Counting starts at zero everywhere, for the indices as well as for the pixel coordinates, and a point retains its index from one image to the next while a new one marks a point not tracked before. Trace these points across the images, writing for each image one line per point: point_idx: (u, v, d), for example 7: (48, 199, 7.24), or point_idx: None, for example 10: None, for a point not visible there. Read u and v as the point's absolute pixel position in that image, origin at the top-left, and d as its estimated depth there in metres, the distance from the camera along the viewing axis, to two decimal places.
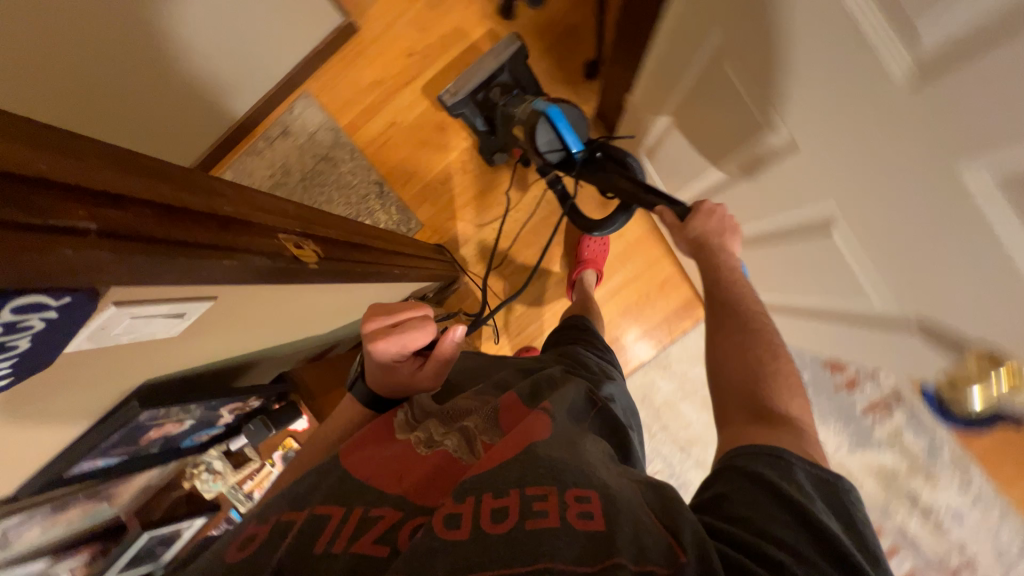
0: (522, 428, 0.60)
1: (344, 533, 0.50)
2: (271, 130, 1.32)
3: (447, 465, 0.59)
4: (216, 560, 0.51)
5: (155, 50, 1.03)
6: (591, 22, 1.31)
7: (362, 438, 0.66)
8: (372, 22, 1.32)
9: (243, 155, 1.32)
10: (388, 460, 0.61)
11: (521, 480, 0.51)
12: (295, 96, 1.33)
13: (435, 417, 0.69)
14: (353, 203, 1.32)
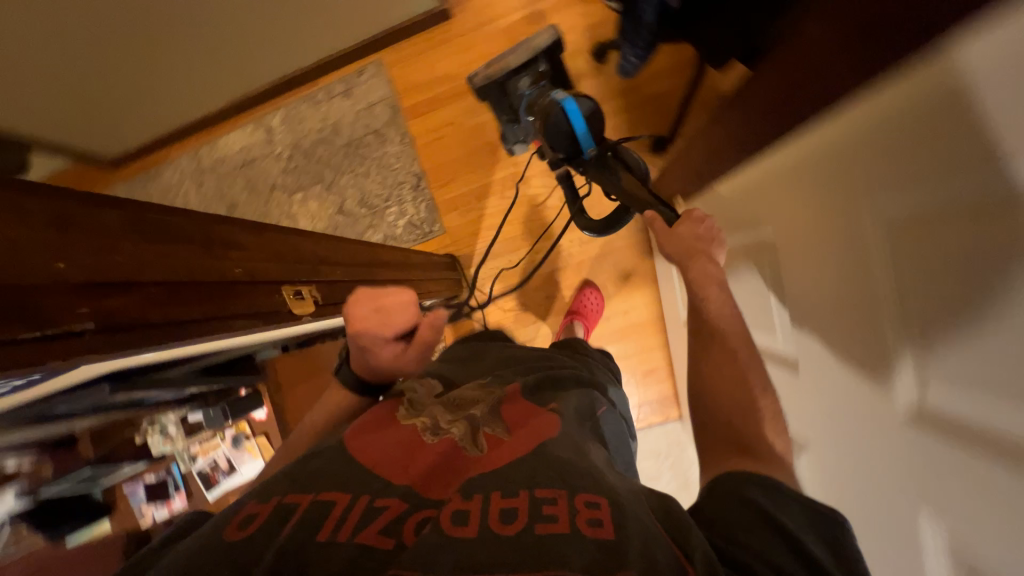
0: (533, 427, 0.60)
1: (349, 522, 0.47)
2: (335, 86, 1.36)
3: (455, 452, 0.58)
4: (212, 535, 0.47)
5: None
6: (679, 96, 1.19)
7: (369, 423, 0.65)
8: (465, 16, 1.30)
9: (301, 100, 1.38)
10: (396, 443, 0.59)
11: (532, 482, 0.50)
12: (369, 60, 1.35)
13: (439, 406, 0.68)
14: (386, 185, 1.34)
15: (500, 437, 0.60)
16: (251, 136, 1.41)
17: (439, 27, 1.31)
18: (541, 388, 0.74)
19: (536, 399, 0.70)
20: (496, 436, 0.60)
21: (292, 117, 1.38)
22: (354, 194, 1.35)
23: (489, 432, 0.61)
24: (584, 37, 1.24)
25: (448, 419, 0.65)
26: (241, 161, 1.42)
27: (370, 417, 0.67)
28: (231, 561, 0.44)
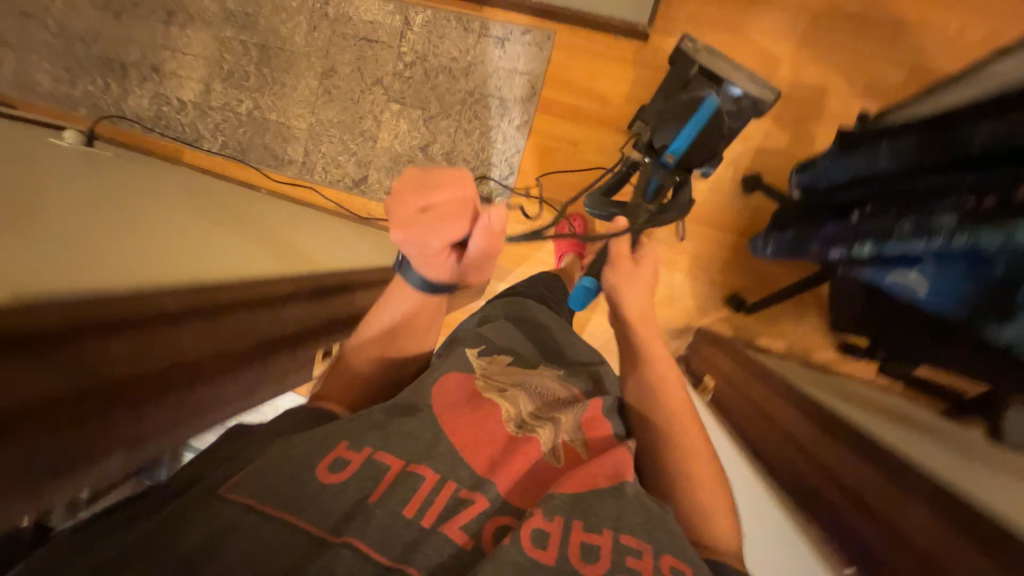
0: (614, 457, 0.52)
1: (433, 506, 0.43)
2: (494, 26, 1.22)
3: (540, 463, 0.49)
4: (292, 468, 0.44)
5: None
6: (789, 272, 1.13)
7: (449, 395, 0.55)
8: (658, 49, 1.16)
9: (454, 16, 1.24)
10: (479, 420, 0.51)
11: (620, 520, 0.45)
12: (541, 24, 1.21)
13: (523, 391, 0.57)
14: (478, 158, 1.26)
15: (584, 460, 0.52)
16: (386, 14, 1.28)
17: (628, 42, 1.17)
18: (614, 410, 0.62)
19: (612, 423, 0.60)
20: (580, 456, 0.52)
21: (433, 28, 1.26)
22: (446, 144, 1.28)
23: (570, 446, 0.53)
24: (750, 155, 1.12)
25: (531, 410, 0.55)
26: (363, 33, 1.30)
27: (450, 381, 0.57)
28: (322, 508, 0.41)
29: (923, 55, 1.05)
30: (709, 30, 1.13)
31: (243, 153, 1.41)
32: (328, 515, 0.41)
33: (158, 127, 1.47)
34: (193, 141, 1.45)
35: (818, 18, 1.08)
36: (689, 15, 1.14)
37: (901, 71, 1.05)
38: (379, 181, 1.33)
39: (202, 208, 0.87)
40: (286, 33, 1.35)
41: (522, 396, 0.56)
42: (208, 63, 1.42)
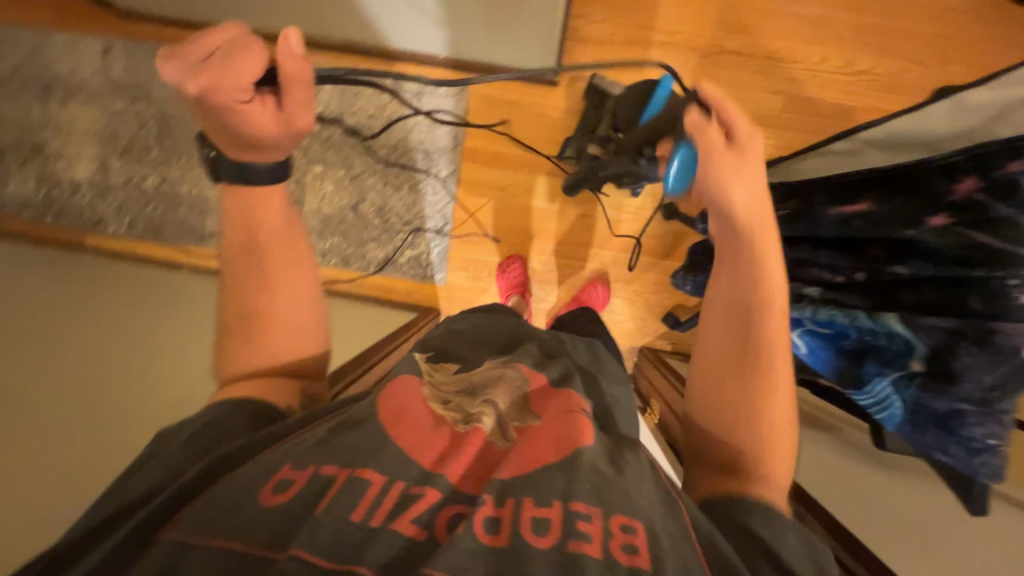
0: (563, 426, 0.53)
1: (382, 506, 0.44)
2: (405, 80, 1.23)
3: (488, 449, 0.50)
4: (242, 496, 0.44)
5: None
6: None
7: (397, 401, 0.55)
8: (567, 92, 1.22)
9: (363, 71, 1.23)
10: (426, 427, 0.52)
11: (566, 490, 0.46)
12: (451, 75, 1.23)
13: (465, 392, 0.58)
14: (408, 213, 1.27)
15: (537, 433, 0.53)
16: None
17: (538, 87, 1.23)
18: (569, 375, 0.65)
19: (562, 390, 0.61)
20: (532, 429, 0.53)
21: (346, 89, 1.25)
22: (376, 201, 1.27)
23: (523, 426, 0.53)
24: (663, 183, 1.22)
25: (479, 400, 0.56)
26: None
27: (397, 390, 0.57)
28: (270, 530, 0.42)
29: (796, 83, 1.18)
30: (612, 71, 1.21)
31: (154, 230, 1.32)
32: (277, 534, 0.42)
33: (51, 211, 1.33)
34: (94, 223, 1.33)
35: (705, 57, 1.19)
36: (592, 60, 1.21)
37: (779, 97, 1.19)
38: (311, 245, 1.29)
39: (125, 367, 0.93)
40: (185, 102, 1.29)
41: (466, 399, 0.57)
42: (100, 139, 1.31)
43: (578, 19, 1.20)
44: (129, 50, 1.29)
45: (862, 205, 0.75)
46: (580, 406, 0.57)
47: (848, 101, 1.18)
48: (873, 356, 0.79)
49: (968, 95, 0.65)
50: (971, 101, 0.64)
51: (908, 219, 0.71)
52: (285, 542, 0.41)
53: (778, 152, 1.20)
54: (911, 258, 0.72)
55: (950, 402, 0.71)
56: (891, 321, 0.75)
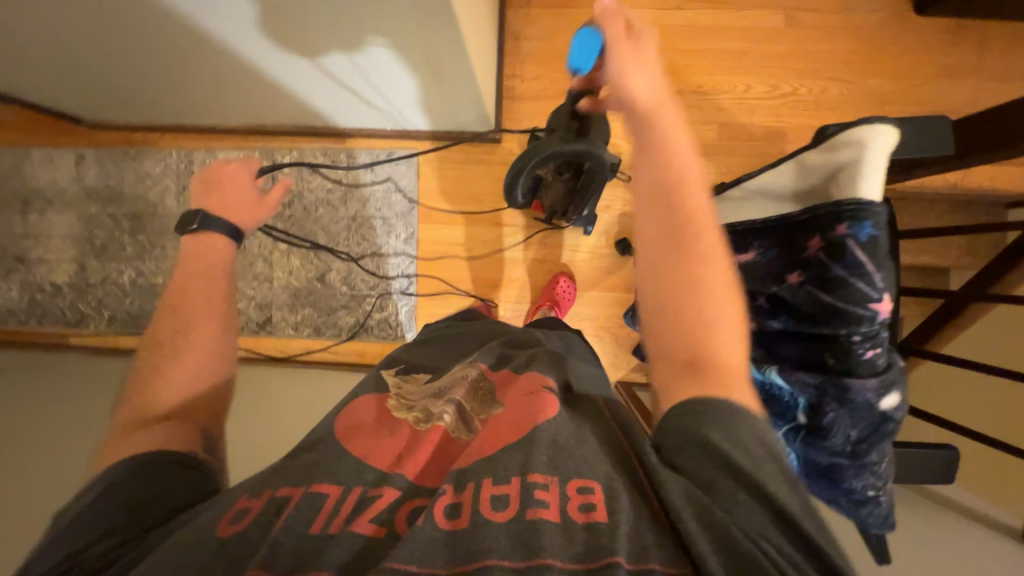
0: (524, 407, 0.54)
1: (340, 514, 0.45)
2: (358, 154, 1.30)
3: (450, 442, 0.53)
4: (203, 528, 0.44)
5: (311, 85, 1.02)
6: None
7: (357, 418, 0.59)
8: (512, 145, 1.28)
9: (318, 152, 1.31)
10: (386, 434, 0.55)
11: (524, 463, 0.47)
12: (401, 145, 1.30)
13: (432, 396, 0.62)
14: (371, 279, 1.32)
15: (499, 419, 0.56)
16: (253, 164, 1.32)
17: (484, 145, 1.29)
18: (533, 360, 0.68)
19: (530, 372, 0.63)
20: (494, 416, 0.56)
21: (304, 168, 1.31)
22: (342, 271, 1.32)
23: (487, 416, 0.56)
24: (615, 220, 1.26)
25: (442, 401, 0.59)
26: None
27: (360, 410, 0.61)
28: (227, 555, 0.42)
29: (726, 112, 1.23)
30: None
31: (133, 322, 1.37)
32: (234, 558, 0.42)
33: (35, 316, 1.39)
34: (76, 322, 1.38)
35: None
36: (530, 113, 1.27)
37: (714, 128, 1.24)
38: (284, 320, 1.33)
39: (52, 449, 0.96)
40: (155, 198, 1.36)
41: (429, 403, 0.60)
42: (77, 243, 1.38)
43: (513, 78, 1.27)
44: (100, 158, 1.37)
45: (751, 252, 0.71)
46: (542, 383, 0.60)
47: (779, 123, 1.23)
48: (770, 406, 0.72)
49: (806, 155, 0.63)
50: (810, 163, 0.62)
51: (777, 271, 0.67)
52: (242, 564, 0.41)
53: (721, 178, 1.24)
54: (781, 313, 0.67)
55: (826, 458, 0.65)
56: (765, 368, 0.70)
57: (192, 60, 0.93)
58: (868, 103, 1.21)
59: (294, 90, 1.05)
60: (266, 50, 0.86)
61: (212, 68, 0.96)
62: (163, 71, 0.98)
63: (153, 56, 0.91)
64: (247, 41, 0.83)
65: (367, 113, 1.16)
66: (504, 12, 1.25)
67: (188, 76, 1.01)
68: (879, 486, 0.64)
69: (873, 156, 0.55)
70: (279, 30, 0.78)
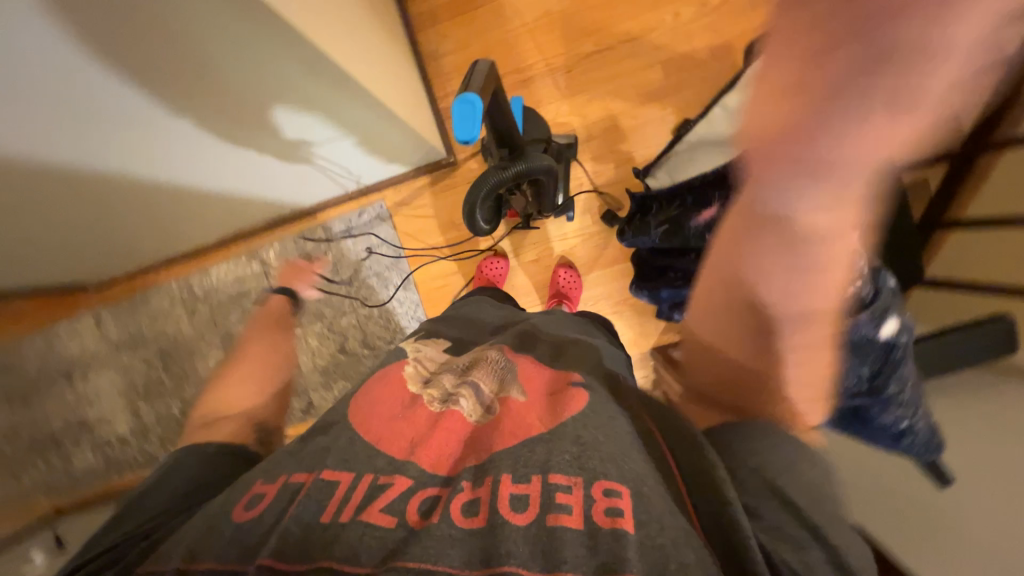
0: (552, 401, 0.55)
1: (351, 502, 0.48)
2: (333, 225, 1.33)
3: (467, 425, 0.56)
4: (219, 517, 0.50)
5: (254, 180, 1.03)
6: None
7: (371, 398, 0.62)
8: (469, 161, 1.28)
9: (297, 236, 1.35)
10: (399, 416, 0.58)
11: (545, 463, 0.48)
12: (368, 201, 1.31)
13: (451, 370, 0.65)
14: (388, 331, 1.34)
15: (520, 400, 0.57)
16: (244, 268, 1.37)
17: (443, 172, 1.29)
18: (556, 350, 0.68)
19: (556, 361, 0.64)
20: (514, 400, 0.57)
21: (290, 253, 1.35)
22: (358, 334, 1.35)
23: (506, 396, 0.57)
24: (593, 197, 1.23)
25: (458, 382, 0.62)
26: (235, 291, 1.39)
27: (381, 390, 0.63)
28: (242, 544, 0.48)
29: (665, 49, 1.18)
30: None
31: None
32: (247, 547, 0.47)
33: (111, 471, 1.48)
34: (147, 463, 1.48)
35: (570, 69, 1.21)
36: None
37: (658, 69, 1.19)
38: (325, 398, 1.38)
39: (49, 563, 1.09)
40: (173, 331, 1.44)
41: (446, 377, 0.64)
42: (123, 394, 1.47)
43: (446, 98, 1.26)
44: (115, 313, 1.45)
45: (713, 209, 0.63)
46: (570, 377, 0.60)
47: (721, 37, 1.16)
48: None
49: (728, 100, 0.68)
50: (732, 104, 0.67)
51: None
52: (255, 553, 0.46)
53: (681, 115, 1.19)
54: None
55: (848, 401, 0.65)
56: None
57: (142, 201, 0.96)
58: None
59: (243, 189, 1.06)
60: (201, 163, 0.88)
61: (163, 201, 0.99)
62: (123, 219, 1.02)
63: (106, 211, 0.95)
64: (180, 160, 0.85)
65: (320, 184, 1.17)
66: (414, 38, 1.23)
67: (145, 216, 1.05)
68: (912, 413, 0.65)
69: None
70: (199, 141, 0.81)
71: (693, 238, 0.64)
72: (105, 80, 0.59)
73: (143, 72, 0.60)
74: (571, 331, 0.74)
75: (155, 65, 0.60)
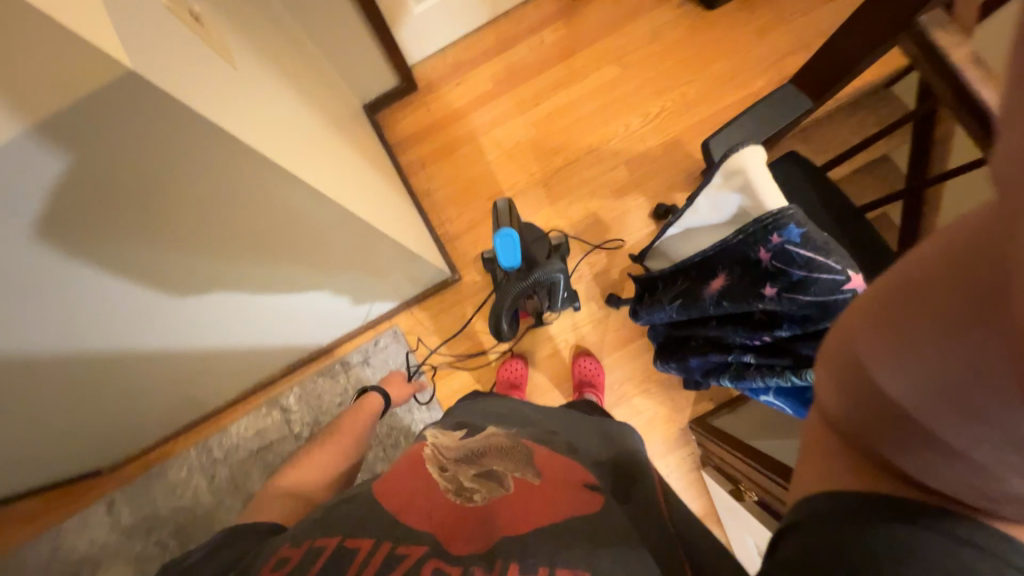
0: (565, 497, 0.57)
1: (371, 571, 0.46)
2: (351, 357, 1.36)
3: (479, 514, 0.54)
4: None
5: (273, 325, 1.08)
6: None
7: (392, 473, 0.63)
8: (472, 274, 1.37)
9: (316, 375, 1.36)
10: (417, 490, 0.58)
11: (553, 556, 0.48)
12: (384, 327, 1.37)
13: (461, 459, 0.64)
14: None
15: (533, 483, 0.58)
16: (265, 418, 1.36)
17: (450, 288, 1.37)
18: (574, 447, 0.70)
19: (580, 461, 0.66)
20: (528, 482, 0.58)
21: (308, 394, 1.35)
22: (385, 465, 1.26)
23: (519, 476, 0.59)
24: (592, 283, 1.31)
25: (472, 474, 0.60)
26: (256, 445, 1.35)
27: (399, 468, 0.63)
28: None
29: (624, 151, 1.37)
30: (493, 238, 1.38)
31: None
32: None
33: None
34: None
35: (547, 181, 1.38)
36: (473, 242, 1.39)
37: (622, 167, 1.36)
38: None
39: None
40: (189, 502, 1.35)
41: (461, 467, 0.62)
42: None
43: (442, 225, 1.40)
44: (129, 494, 1.37)
45: (724, 276, 0.64)
46: (586, 477, 0.62)
47: (669, 135, 1.36)
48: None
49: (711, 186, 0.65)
50: (717, 188, 0.65)
51: (750, 287, 0.62)
52: None
53: (653, 201, 1.34)
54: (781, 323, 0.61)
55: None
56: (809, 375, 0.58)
57: (167, 366, 0.99)
58: (726, 84, 1.37)
59: (263, 337, 1.10)
60: (224, 316, 0.93)
61: (187, 362, 1.02)
62: (146, 388, 1.04)
63: (131, 382, 0.97)
64: (205, 316, 0.89)
65: (337, 319, 1.23)
66: (409, 181, 1.41)
67: (168, 382, 1.06)
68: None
69: (758, 175, 0.61)
70: (224, 294, 0.86)
71: (710, 308, 0.67)
72: (119, 283, 0.68)
73: (184, 253, 0.70)
74: (593, 439, 0.74)
75: (193, 234, 0.67)
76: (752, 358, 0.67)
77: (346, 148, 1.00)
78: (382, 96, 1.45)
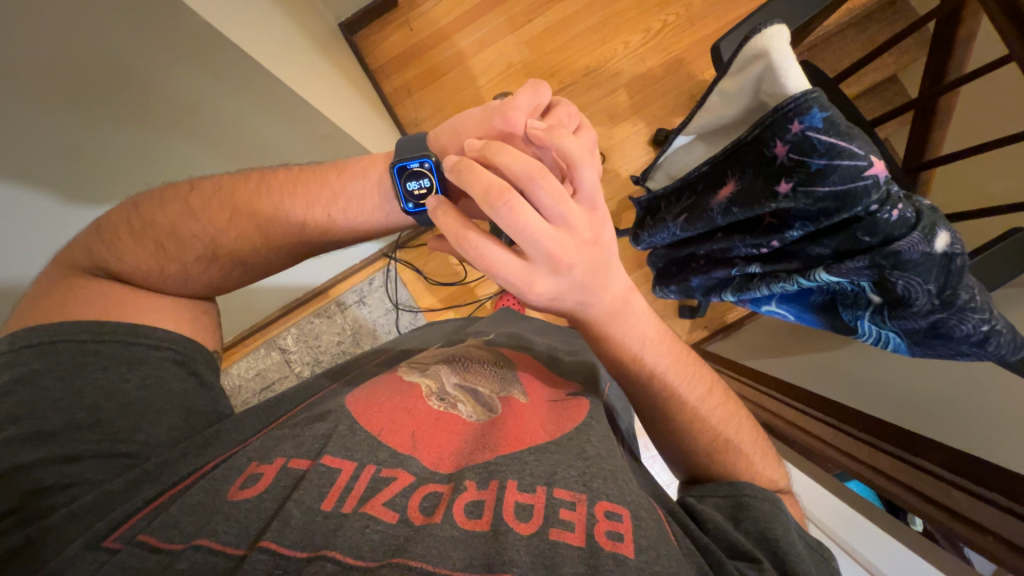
0: (556, 408, 0.54)
1: (354, 492, 0.42)
2: (347, 297, 1.35)
3: (469, 426, 0.51)
4: (210, 496, 0.42)
5: None
6: None
7: (369, 391, 0.56)
8: None
9: (312, 316, 1.34)
10: (398, 408, 0.52)
11: (551, 476, 0.43)
12: (376, 268, 1.35)
13: (444, 363, 0.62)
14: None
15: (523, 401, 0.55)
16: (263, 358, 1.33)
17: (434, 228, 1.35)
18: (555, 355, 0.69)
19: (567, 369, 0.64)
20: (516, 400, 0.55)
21: (306, 335, 1.33)
22: None
23: (507, 396, 0.56)
24: None
25: (456, 382, 0.58)
26: (259, 387, 1.33)
27: (362, 393, 0.56)
28: (243, 523, 0.39)
29: (623, 73, 1.29)
30: None
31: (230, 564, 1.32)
32: (249, 531, 0.39)
33: None
34: None
35: None
36: None
37: (621, 91, 1.29)
38: None
39: None
40: None
41: (443, 372, 0.60)
42: None
43: None
44: None
45: (732, 183, 0.57)
46: (568, 387, 0.60)
47: (671, 54, 1.28)
48: (839, 303, 0.62)
49: (723, 84, 0.54)
50: (730, 89, 0.53)
51: (763, 188, 0.53)
52: (259, 535, 0.38)
53: (652, 127, 1.28)
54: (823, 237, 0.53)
55: (923, 321, 0.52)
56: (810, 274, 0.57)
57: None
58: None
59: None
60: None
61: None
62: None
63: None
64: None
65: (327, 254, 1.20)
66: (395, 112, 1.33)
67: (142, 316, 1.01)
68: (990, 316, 0.51)
69: (783, 58, 0.46)
70: None
71: (718, 218, 0.60)
72: None
73: None
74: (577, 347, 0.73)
75: None
76: (757, 268, 0.64)
77: (323, 66, 0.93)
78: (362, 14, 1.33)
